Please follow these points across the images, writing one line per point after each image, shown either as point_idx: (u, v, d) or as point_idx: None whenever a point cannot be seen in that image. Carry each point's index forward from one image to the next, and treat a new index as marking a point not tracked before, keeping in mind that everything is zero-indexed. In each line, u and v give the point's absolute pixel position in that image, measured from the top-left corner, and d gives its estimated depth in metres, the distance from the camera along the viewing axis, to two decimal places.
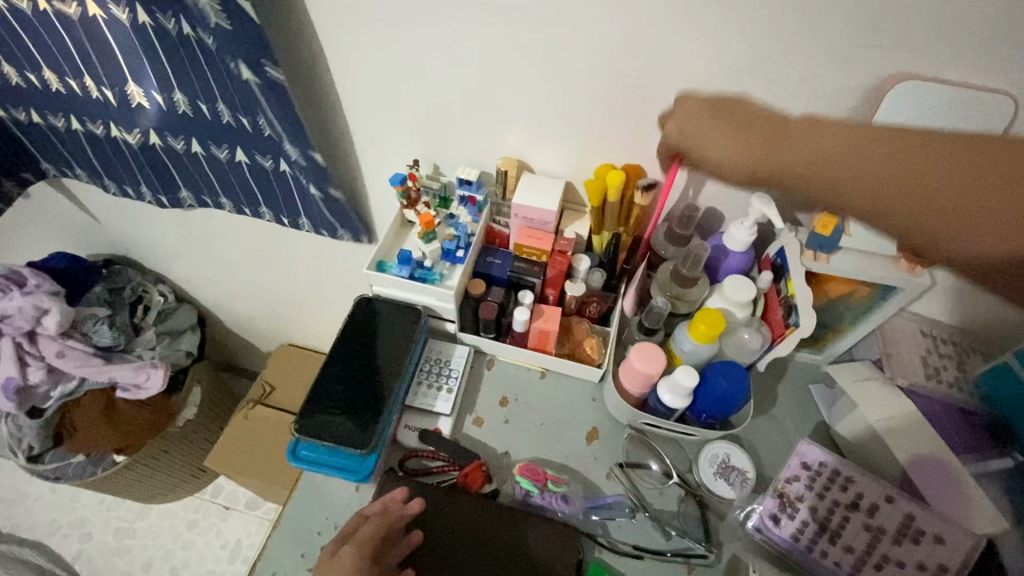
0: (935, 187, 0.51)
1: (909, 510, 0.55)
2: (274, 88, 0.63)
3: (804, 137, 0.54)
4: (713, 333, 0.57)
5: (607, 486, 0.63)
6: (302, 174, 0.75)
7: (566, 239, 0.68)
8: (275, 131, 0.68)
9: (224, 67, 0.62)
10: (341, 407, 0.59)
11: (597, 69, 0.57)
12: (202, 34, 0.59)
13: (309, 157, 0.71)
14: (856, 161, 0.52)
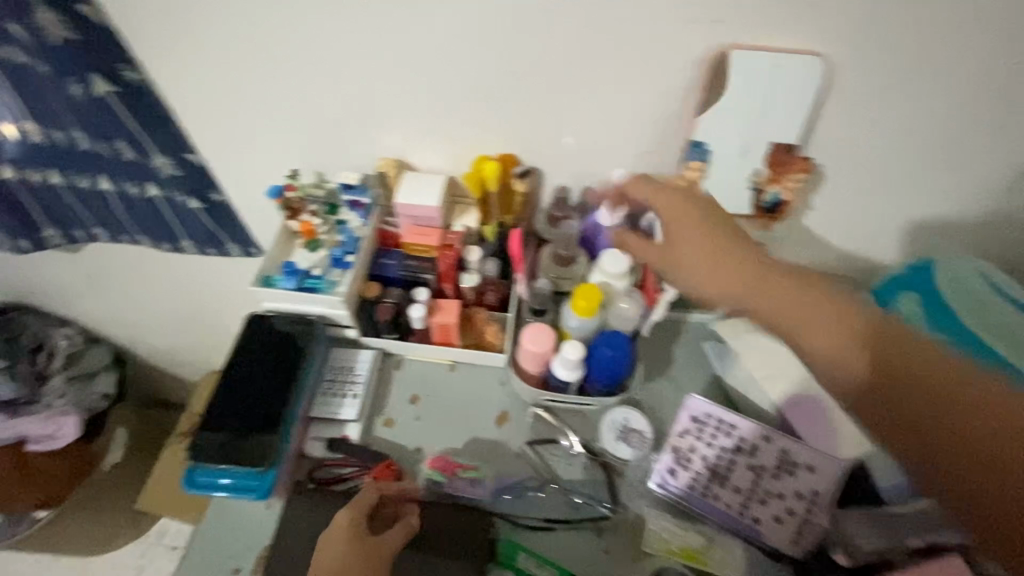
0: (945, 413, 0.41)
1: (784, 446, 0.59)
2: (134, 95, 0.63)
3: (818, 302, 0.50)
4: (593, 306, 0.60)
5: (518, 465, 0.65)
6: (178, 186, 0.73)
7: (455, 234, 0.69)
8: (142, 142, 0.67)
9: (73, 85, 0.60)
10: (234, 429, 0.58)
11: (450, 62, 0.58)
12: (42, 52, 0.57)
13: (184, 165, 0.71)
14: (894, 348, 0.45)
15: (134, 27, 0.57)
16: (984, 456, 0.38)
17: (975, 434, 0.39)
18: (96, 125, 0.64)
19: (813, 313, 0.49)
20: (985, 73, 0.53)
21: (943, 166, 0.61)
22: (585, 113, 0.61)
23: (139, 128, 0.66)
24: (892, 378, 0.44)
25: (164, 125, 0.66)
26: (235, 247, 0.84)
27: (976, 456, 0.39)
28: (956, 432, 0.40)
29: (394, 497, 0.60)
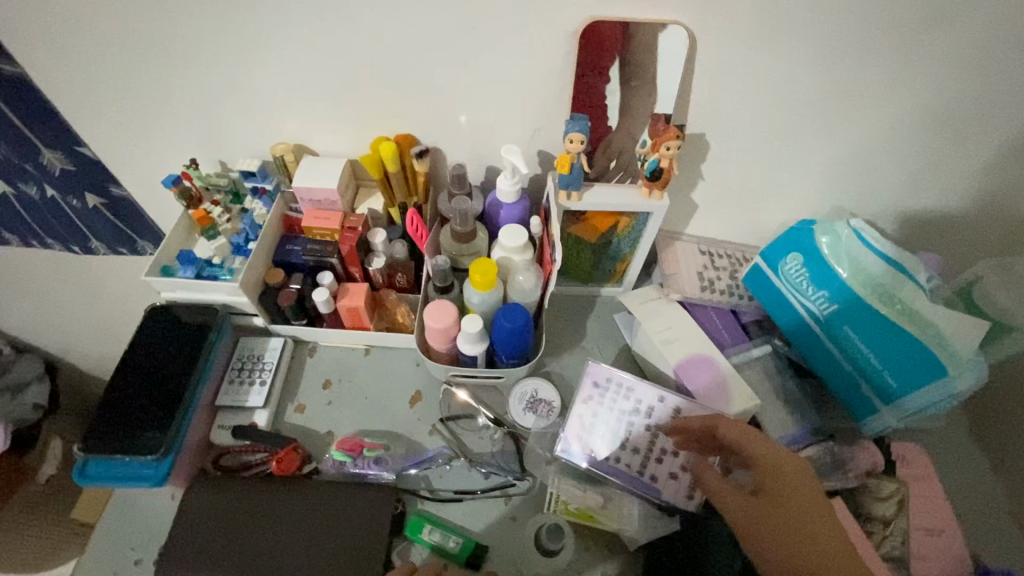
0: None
1: (678, 405, 0.62)
2: (12, 90, 0.61)
3: (784, 506, 0.48)
4: (490, 281, 0.61)
5: (429, 441, 0.66)
6: (73, 183, 0.73)
7: (358, 217, 0.69)
8: (28, 138, 0.66)
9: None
10: (129, 421, 0.58)
11: (330, 46, 0.58)
12: None
13: (78, 161, 0.70)
14: (808, 548, 0.46)
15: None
16: None
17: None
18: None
19: (760, 507, 0.49)
20: (836, 36, 0.56)
21: (813, 126, 0.64)
22: (473, 92, 0.62)
23: (24, 124, 0.65)
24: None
25: (50, 121, 0.65)
26: (148, 243, 0.84)
27: None
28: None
29: (301, 478, 0.61)
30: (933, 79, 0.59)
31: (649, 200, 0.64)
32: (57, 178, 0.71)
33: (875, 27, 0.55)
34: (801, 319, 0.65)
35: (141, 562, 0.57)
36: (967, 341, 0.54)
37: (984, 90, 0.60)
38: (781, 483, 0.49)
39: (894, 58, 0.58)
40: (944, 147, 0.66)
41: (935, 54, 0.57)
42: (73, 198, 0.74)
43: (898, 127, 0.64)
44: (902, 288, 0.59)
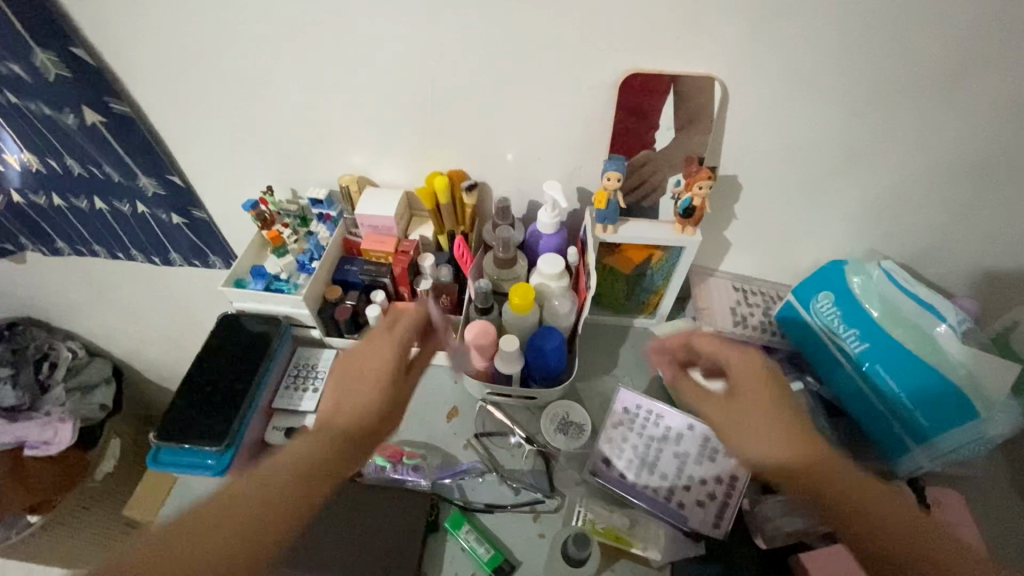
0: (852, 495, 0.49)
1: (706, 433, 0.63)
2: (120, 124, 0.71)
3: (774, 414, 0.54)
4: (528, 303, 0.65)
5: (464, 455, 0.70)
6: (163, 203, 0.82)
7: (410, 242, 0.76)
8: (128, 163, 0.76)
9: (68, 113, 0.69)
10: (198, 415, 0.64)
11: (400, 90, 0.66)
12: (39, 86, 0.66)
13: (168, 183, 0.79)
14: (786, 432, 0.53)
15: (128, 63, 0.66)
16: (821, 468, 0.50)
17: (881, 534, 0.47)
18: (97, 149, 0.74)
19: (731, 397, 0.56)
20: (867, 87, 0.60)
21: (846, 170, 0.68)
22: (521, 133, 0.69)
23: (126, 153, 0.75)
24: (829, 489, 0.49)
25: (146, 153, 0.75)
26: (218, 260, 0.92)
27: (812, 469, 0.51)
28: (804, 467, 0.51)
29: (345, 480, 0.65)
30: (967, 129, 0.62)
31: (682, 236, 0.68)
32: (151, 200, 0.81)
33: (907, 80, 0.59)
34: (832, 356, 0.67)
35: None
36: (1001, 385, 0.55)
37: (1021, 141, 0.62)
38: (755, 386, 0.56)
39: (927, 108, 0.61)
40: (982, 194, 0.67)
41: (963, 108, 0.60)
42: (164, 214, 0.84)
43: (932, 173, 0.66)
44: (934, 329, 0.60)
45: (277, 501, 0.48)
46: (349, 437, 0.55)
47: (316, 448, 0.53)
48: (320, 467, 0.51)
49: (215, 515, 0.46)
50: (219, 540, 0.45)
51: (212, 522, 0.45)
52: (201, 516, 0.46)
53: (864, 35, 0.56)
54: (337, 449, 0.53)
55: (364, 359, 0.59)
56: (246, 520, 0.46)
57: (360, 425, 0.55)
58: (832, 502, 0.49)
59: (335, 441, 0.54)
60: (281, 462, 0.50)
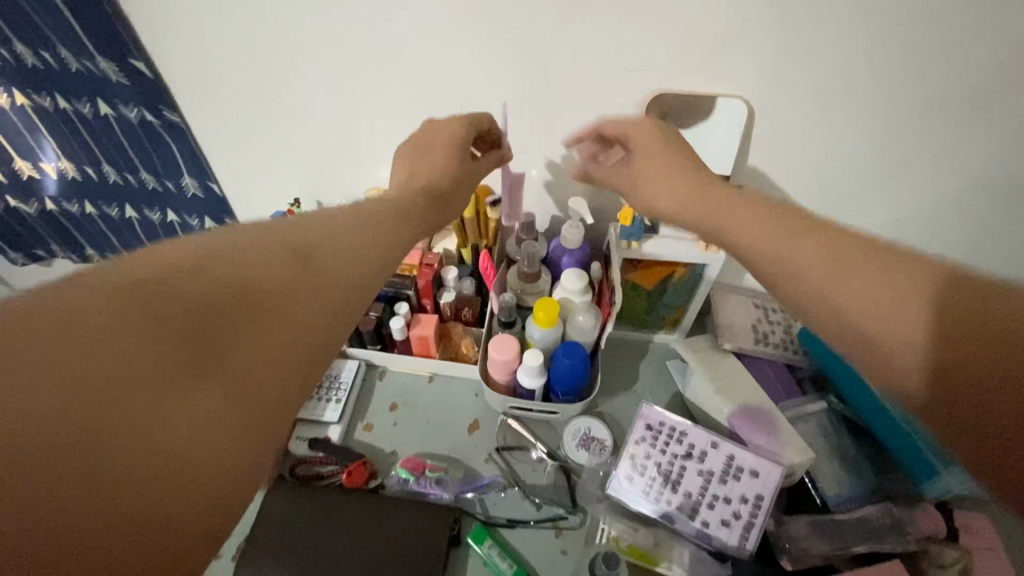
0: (988, 361, 0.35)
1: (731, 451, 0.62)
2: (172, 130, 0.73)
3: (769, 220, 0.46)
4: (552, 318, 0.66)
5: (486, 469, 0.70)
6: (199, 207, 0.84)
7: (434, 255, 0.76)
8: (178, 164, 0.78)
9: (131, 107, 0.71)
10: None
11: (431, 108, 0.67)
12: (116, 87, 0.68)
13: (209, 188, 0.82)
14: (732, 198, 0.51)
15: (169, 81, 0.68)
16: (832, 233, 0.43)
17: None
18: (138, 149, 0.76)
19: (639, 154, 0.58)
20: (897, 112, 0.60)
21: (872, 192, 0.68)
22: (547, 150, 0.70)
23: (178, 155, 0.77)
24: (943, 318, 0.37)
25: (193, 156, 0.77)
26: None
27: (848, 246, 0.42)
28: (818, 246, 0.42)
29: (368, 492, 0.65)
30: (998, 155, 0.62)
31: (707, 253, 0.68)
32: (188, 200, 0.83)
33: (938, 107, 0.59)
34: (854, 376, 0.67)
35: (221, 557, 0.63)
36: None
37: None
38: (650, 144, 0.57)
39: (957, 134, 0.61)
40: (1010, 218, 0.67)
41: (991, 133, 0.60)
42: (197, 217, 0.86)
43: (960, 197, 0.66)
44: None
45: (344, 267, 0.38)
46: (396, 230, 0.45)
47: (365, 229, 0.43)
48: (393, 232, 0.45)
49: (262, 283, 0.33)
50: (284, 324, 0.33)
51: (262, 271, 0.34)
52: (241, 250, 0.34)
53: (893, 61, 0.56)
54: (394, 239, 0.44)
55: (441, 143, 0.59)
56: (304, 284, 0.35)
57: (403, 219, 0.47)
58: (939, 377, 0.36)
59: (431, 194, 0.54)
60: (330, 231, 0.40)
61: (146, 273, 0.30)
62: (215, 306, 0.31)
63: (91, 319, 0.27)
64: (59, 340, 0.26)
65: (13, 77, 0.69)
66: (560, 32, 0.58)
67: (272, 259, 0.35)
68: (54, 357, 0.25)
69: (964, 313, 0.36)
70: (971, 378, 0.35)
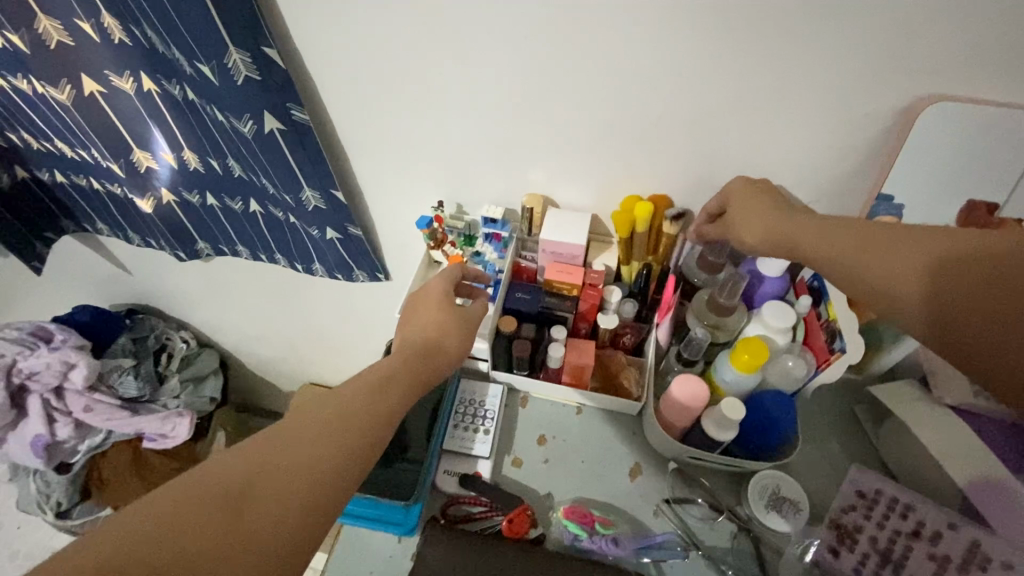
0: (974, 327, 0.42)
1: (975, 536, 0.52)
2: (298, 135, 0.65)
3: (885, 257, 0.45)
4: (757, 362, 0.56)
5: (656, 524, 0.61)
6: (320, 218, 0.76)
7: (597, 272, 0.67)
8: (296, 175, 0.69)
9: (247, 120, 0.64)
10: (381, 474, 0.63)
11: (622, 106, 0.57)
12: (225, 91, 0.61)
13: (331, 196, 0.72)
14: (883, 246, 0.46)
15: (317, 66, 0.61)
16: (966, 273, 0.43)
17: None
18: (258, 168, 0.71)
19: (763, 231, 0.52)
20: None
21: None
22: (753, 159, 0.59)
23: (295, 165, 0.68)
24: (946, 315, 0.43)
25: (320, 165, 0.68)
26: (362, 273, 0.86)
27: (965, 282, 0.43)
28: (963, 281, 0.43)
29: (530, 543, 0.58)
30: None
31: None
32: (309, 213, 0.75)
33: None
34: None
35: None
36: None
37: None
38: (751, 198, 0.54)
39: None
40: None
41: None
42: (317, 228, 0.78)
43: None
44: None
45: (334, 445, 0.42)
46: (386, 384, 0.48)
47: (362, 397, 0.46)
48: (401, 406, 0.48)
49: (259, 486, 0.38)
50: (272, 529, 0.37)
51: (263, 465, 0.39)
52: (248, 457, 0.39)
53: None
54: (391, 395, 0.47)
55: (429, 300, 0.57)
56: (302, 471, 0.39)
57: (409, 373, 0.50)
58: (942, 295, 0.43)
59: (419, 347, 0.53)
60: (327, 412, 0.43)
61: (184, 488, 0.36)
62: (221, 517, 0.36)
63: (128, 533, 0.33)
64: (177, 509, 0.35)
65: (141, 60, 0.63)
66: (823, 17, 0.47)
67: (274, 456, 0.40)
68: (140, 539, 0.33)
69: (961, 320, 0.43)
70: (958, 302, 0.43)
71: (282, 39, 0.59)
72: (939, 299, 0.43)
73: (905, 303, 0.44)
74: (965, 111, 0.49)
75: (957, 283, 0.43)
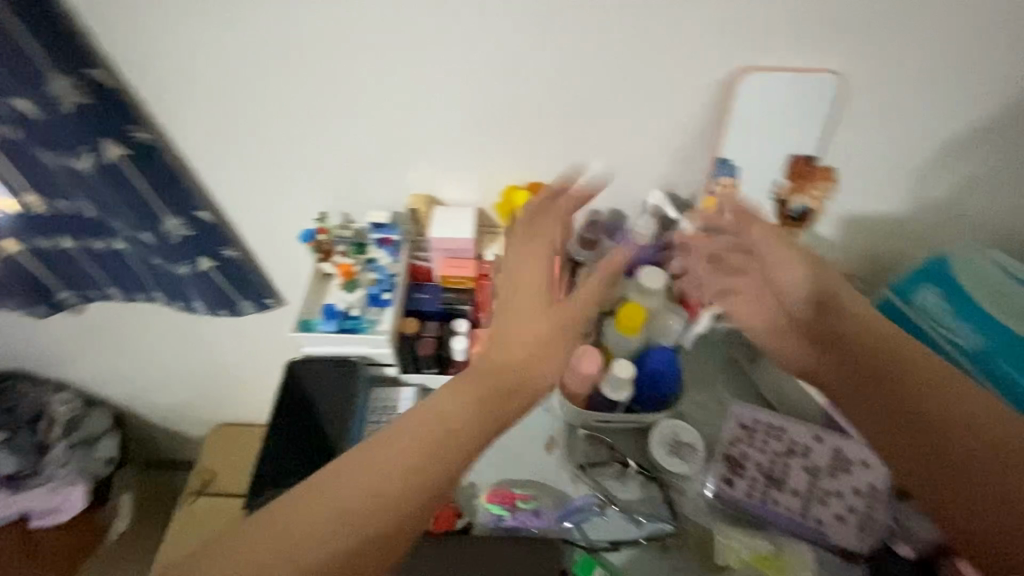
0: (874, 407, 0.48)
1: (837, 444, 0.61)
2: (144, 158, 0.62)
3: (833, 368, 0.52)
4: (637, 326, 0.61)
5: (574, 490, 0.65)
6: (190, 249, 0.69)
7: (489, 263, 0.70)
8: (153, 207, 0.64)
9: (82, 154, 0.58)
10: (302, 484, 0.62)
11: (483, 99, 0.61)
12: (51, 121, 0.55)
13: (196, 218, 0.68)
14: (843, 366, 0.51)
15: (164, 82, 0.59)
16: (895, 391, 0.46)
17: (933, 408, 0.44)
18: (104, 206, 0.64)
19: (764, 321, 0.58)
20: (995, 76, 0.57)
21: (964, 164, 0.64)
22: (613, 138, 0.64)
23: (151, 195, 0.63)
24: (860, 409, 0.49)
25: (178, 188, 0.66)
26: (248, 303, 0.80)
27: (902, 410, 0.45)
28: (893, 393, 0.46)
29: (457, 535, 0.60)
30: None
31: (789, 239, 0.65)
32: (172, 245, 0.68)
33: None
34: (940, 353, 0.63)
35: None
36: None
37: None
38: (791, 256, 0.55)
39: None
40: None
41: None
42: (187, 262, 0.70)
43: None
44: None
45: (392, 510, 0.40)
46: (387, 466, 0.42)
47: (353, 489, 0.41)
48: (395, 482, 0.41)
49: (266, 553, 0.39)
50: None
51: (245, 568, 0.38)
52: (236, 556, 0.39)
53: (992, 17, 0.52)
54: (381, 478, 0.41)
55: (527, 283, 0.55)
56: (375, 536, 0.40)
57: (420, 453, 0.43)
58: (867, 395, 0.48)
59: (427, 419, 0.45)
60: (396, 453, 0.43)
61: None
62: (374, 544, 0.39)
63: None
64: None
65: None
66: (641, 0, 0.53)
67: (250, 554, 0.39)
68: None
69: (867, 410, 0.48)
70: (875, 412, 0.47)
71: (121, 56, 0.57)
72: (861, 390, 0.49)
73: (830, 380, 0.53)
74: (773, 77, 0.57)
75: (902, 369, 0.47)
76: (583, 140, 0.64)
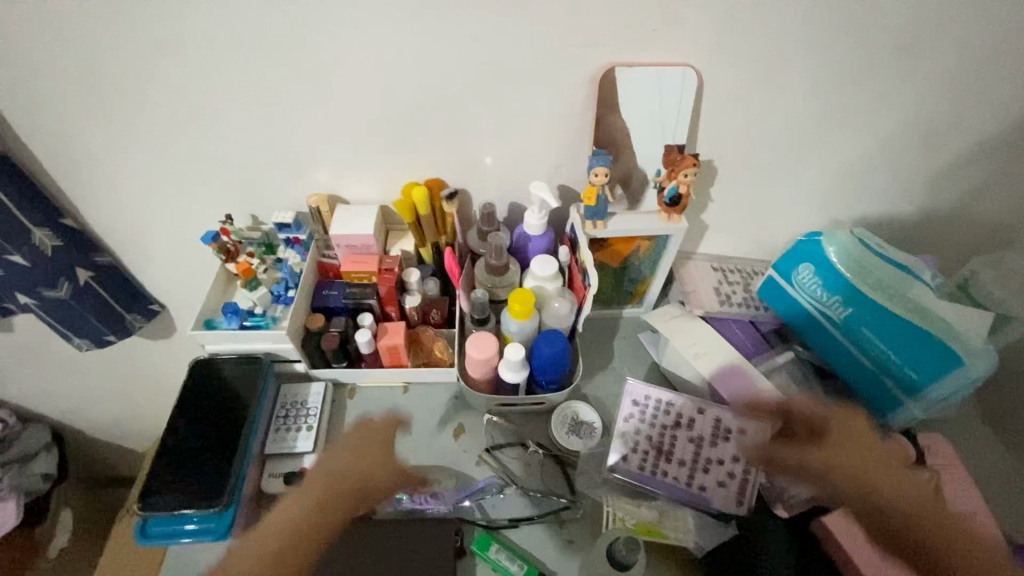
0: (932, 548, 0.49)
1: (717, 415, 0.65)
2: (4, 170, 0.63)
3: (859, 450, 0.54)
4: (529, 309, 0.64)
5: (478, 472, 0.67)
6: (62, 263, 0.70)
7: (393, 258, 0.72)
8: (19, 220, 0.64)
9: None
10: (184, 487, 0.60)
11: (369, 101, 0.63)
12: None
13: (63, 226, 0.70)
14: (857, 448, 0.55)
15: (39, 95, 0.60)
16: (903, 532, 0.51)
17: (903, 507, 0.51)
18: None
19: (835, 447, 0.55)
20: (831, 66, 0.63)
21: (817, 146, 0.71)
22: (498, 133, 0.68)
23: (16, 207, 0.64)
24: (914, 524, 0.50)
25: (38, 201, 0.66)
26: (136, 317, 0.84)
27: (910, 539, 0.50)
28: (928, 528, 0.50)
29: (359, 521, 0.61)
30: (923, 99, 0.66)
31: (669, 224, 0.69)
32: (48, 261, 0.68)
33: (867, 54, 0.62)
34: (817, 323, 0.70)
35: None
36: (975, 332, 0.59)
37: (972, 105, 0.68)
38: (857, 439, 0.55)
39: (884, 77, 0.65)
40: (938, 151, 0.72)
41: (912, 77, 0.65)
42: (64, 280, 0.71)
43: (890, 141, 0.71)
44: (911, 288, 0.63)
45: (322, 515, 0.55)
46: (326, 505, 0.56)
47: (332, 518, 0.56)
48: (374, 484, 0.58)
49: (303, 523, 0.54)
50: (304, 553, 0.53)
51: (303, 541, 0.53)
52: (296, 534, 0.54)
53: (814, 13, 0.58)
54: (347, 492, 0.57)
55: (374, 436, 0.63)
56: (335, 516, 0.56)
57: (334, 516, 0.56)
58: (893, 540, 0.52)
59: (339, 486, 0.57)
60: (317, 504, 0.56)
61: (260, 535, 0.54)
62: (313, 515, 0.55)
63: (264, 553, 0.52)
64: (256, 562, 0.52)
65: None
66: (499, 4, 0.56)
67: (303, 519, 0.55)
68: (256, 560, 0.52)
69: (894, 526, 0.51)
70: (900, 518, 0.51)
71: None
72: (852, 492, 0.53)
73: (875, 494, 0.52)
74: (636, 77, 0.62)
75: (856, 463, 0.53)
76: (472, 136, 0.68)
